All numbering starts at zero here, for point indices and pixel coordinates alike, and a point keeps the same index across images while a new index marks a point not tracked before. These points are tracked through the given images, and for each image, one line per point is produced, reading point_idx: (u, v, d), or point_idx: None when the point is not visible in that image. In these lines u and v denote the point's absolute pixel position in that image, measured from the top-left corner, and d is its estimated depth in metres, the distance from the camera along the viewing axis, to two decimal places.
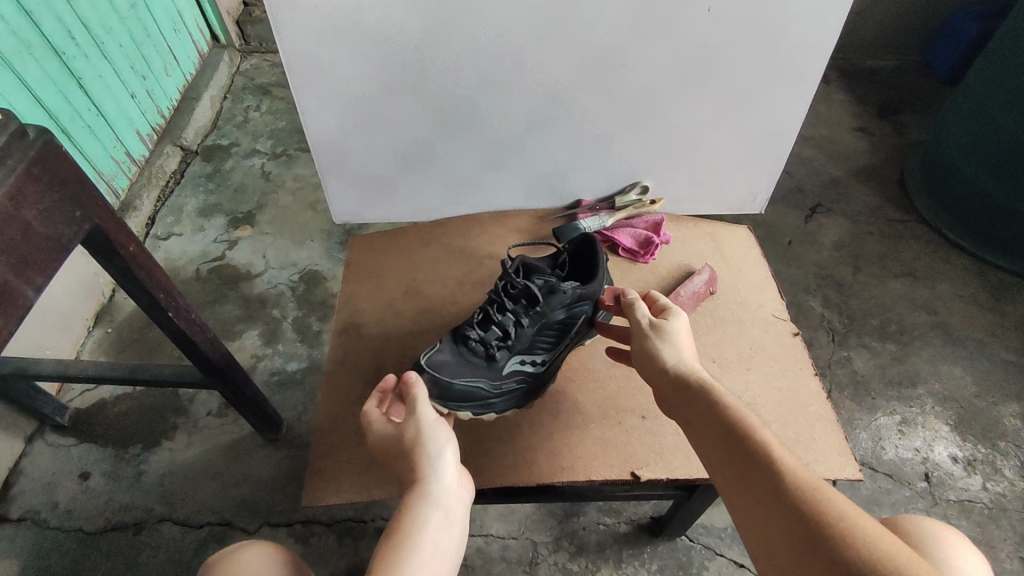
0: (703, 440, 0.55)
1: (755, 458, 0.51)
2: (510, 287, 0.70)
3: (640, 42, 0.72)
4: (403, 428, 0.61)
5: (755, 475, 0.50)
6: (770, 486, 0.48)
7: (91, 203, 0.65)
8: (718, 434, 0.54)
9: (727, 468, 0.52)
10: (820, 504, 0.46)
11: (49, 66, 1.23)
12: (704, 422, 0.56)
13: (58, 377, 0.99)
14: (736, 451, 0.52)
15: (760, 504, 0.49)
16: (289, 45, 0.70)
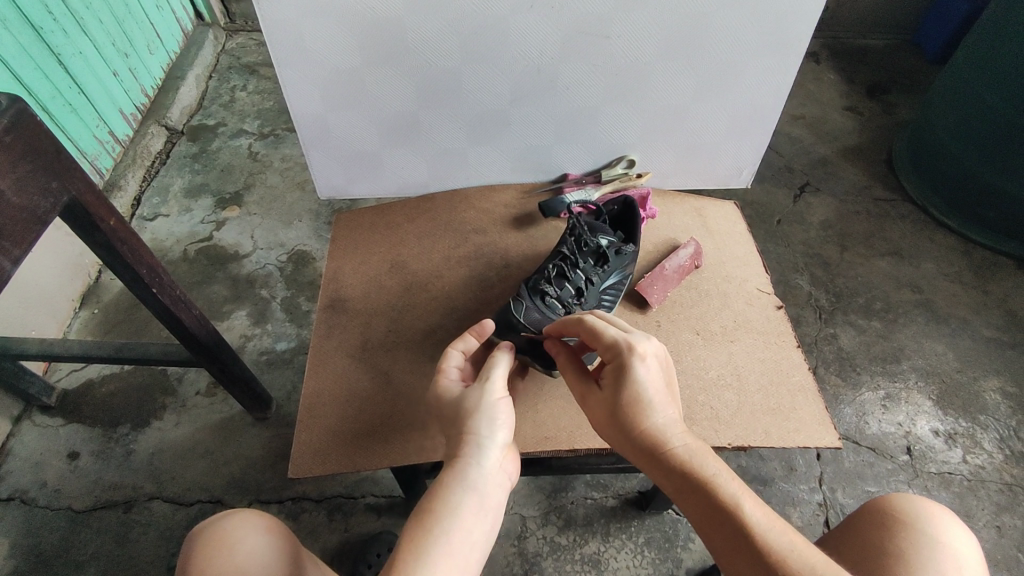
0: (698, 524, 0.53)
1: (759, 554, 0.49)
2: (580, 245, 0.79)
3: (624, 11, 0.71)
4: (469, 393, 0.59)
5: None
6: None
7: (68, 175, 0.65)
8: (714, 525, 0.51)
9: (730, 560, 0.50)
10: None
11: (27, 41, 1.21)
12: (697, 507, 0.53)
13: (44, 355, 0.99)
14: (737, 546, 0.50)
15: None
16: (269, 14, 0.69)
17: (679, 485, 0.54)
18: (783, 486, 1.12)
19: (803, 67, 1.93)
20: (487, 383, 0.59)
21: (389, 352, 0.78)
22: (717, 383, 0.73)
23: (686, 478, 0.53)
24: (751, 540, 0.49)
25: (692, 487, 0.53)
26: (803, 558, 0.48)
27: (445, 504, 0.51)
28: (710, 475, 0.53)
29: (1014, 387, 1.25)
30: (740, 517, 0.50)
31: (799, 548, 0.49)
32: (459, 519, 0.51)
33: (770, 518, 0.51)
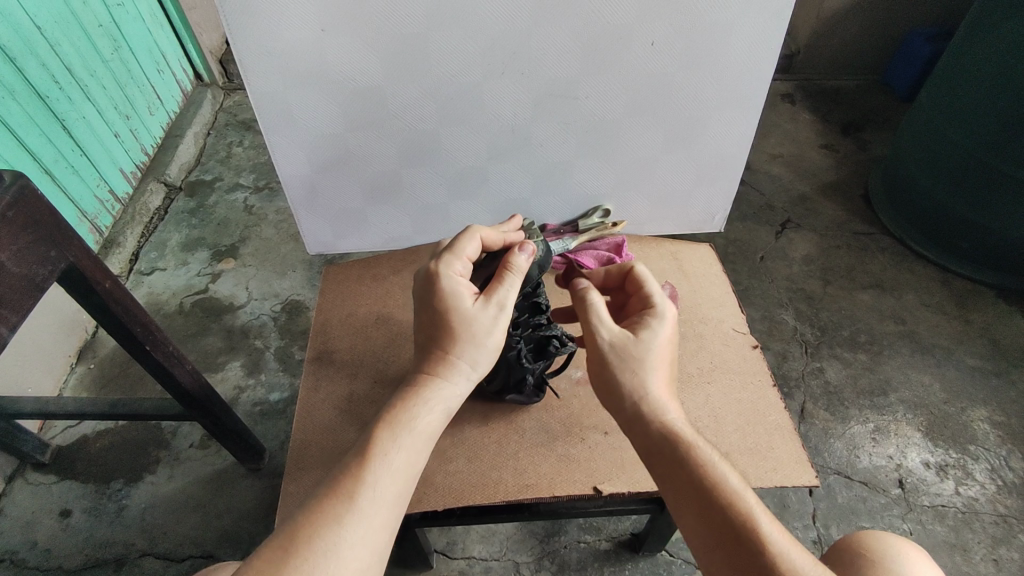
0: (682, 505, 0.53)
1: (748, 544, 0.49)
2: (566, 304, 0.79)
3: (589, 76, 0.76)
4: (479, 312, 0.58)
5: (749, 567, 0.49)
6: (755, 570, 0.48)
7: (66, 243, 0.68)
8: (703, 510, 0.52)
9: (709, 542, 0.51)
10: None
11: (33, 110, 1.27)
12: (685, 489, 0.53)
13: (39, 414, 1.00)
14: (724, 533, 0.51)
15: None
16: (259, 91, 0.74)
17: (672, 461, 0.54)
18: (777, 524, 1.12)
19: (779, 109, 2.01)
20: (500, 311, 0.59)
21: (374, 402, 0.80)
22: (694, 425, 0.75)
23: (678, 454, 0.54)
24: (740, 528, 0.50)
25: (685, 465, 0.53)
26: (792, 551, 0.49)
27: (414, 425, 0.53)
28: (705, 456, 0.54)
29: (1002, 416, 1.26)
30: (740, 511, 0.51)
31: (787, 541, 0.50)
32: (423, 442, 0.53)
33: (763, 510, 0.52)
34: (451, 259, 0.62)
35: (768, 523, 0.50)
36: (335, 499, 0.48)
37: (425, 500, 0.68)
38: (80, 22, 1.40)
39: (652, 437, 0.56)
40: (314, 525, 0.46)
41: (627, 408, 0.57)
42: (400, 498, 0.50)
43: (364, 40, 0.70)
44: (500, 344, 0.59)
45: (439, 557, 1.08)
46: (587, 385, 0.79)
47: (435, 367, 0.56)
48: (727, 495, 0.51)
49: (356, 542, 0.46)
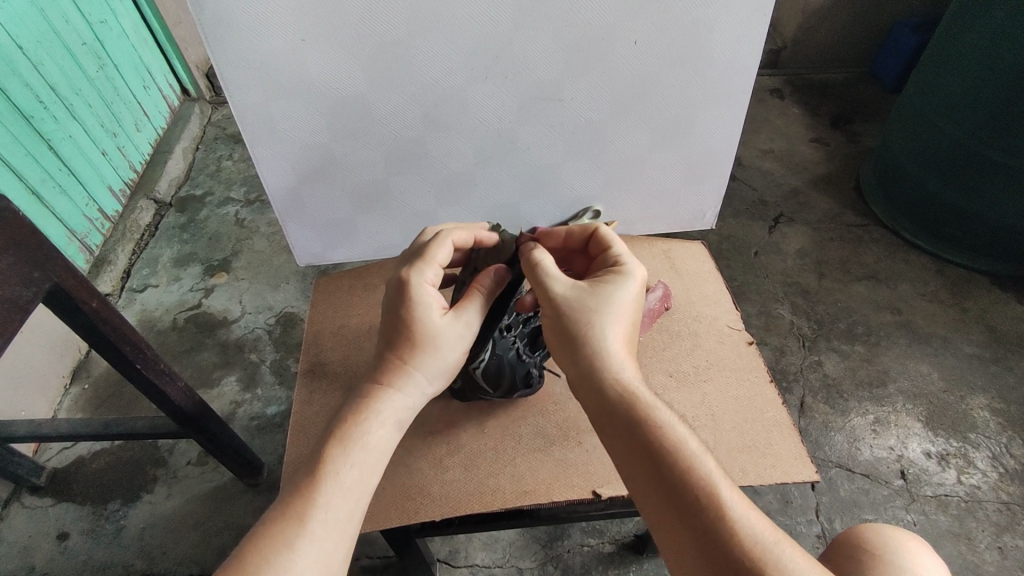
0: (637, 472, 0.52)
1: (699, 510, 0.48)
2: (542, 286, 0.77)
3: (574, 77, 0.76)
4: (445, 328, 0.60)
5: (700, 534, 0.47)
6: (706, 530, 0.47)
7: (51, 264, 0.67)
8: (656, 478, 0.51)
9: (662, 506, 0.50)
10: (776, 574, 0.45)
11: (17, 130, 1.26)
12: (639, 457, 0.52)
13: (32, 437, 0.99)
14: (676, 500, 0.49)
15: (701, 566, 0.47)
16: (240, 103, 0.73)
17: (628, 426, 0.53)
18: (780, 521, 1.11)
19: (768, 104, 2.01)
20: (464, 329, 0.61)
21: None
22: (692, 424, 0.74)
23: (636, 419, 0.53)
24: (694, 498, 0.49)
25: (641, 431, 0.53)
26: (749, 518, 0.47)
27: (368, 441, 0.54)
28: (663, 422, 0.53)
29: (1002, 402, 1.26)
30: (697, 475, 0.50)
31: (744, 509, 0.48)
32: (377, 456, 0.54)
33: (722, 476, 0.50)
34: (424, 267, 0.62)
35: (727, 491, 0.49)
36: (286, 525, 0.48)
37: (423, 511, 0.67)
38: (62, 40, 1.39)
39: (609, 405, 0.55)
40: (267, 555, 0.46)
41: (584, 373, 0.57)
42: (353, 514, 0.51)
43: (345, 47, 0.69)
44: (457, 360, 0.61)
45: (441, 566, 1.07)
46: None
47: (391, 377, 0.57)
48: (682, 463, 0.50)
49: (306, 565, 0.46)
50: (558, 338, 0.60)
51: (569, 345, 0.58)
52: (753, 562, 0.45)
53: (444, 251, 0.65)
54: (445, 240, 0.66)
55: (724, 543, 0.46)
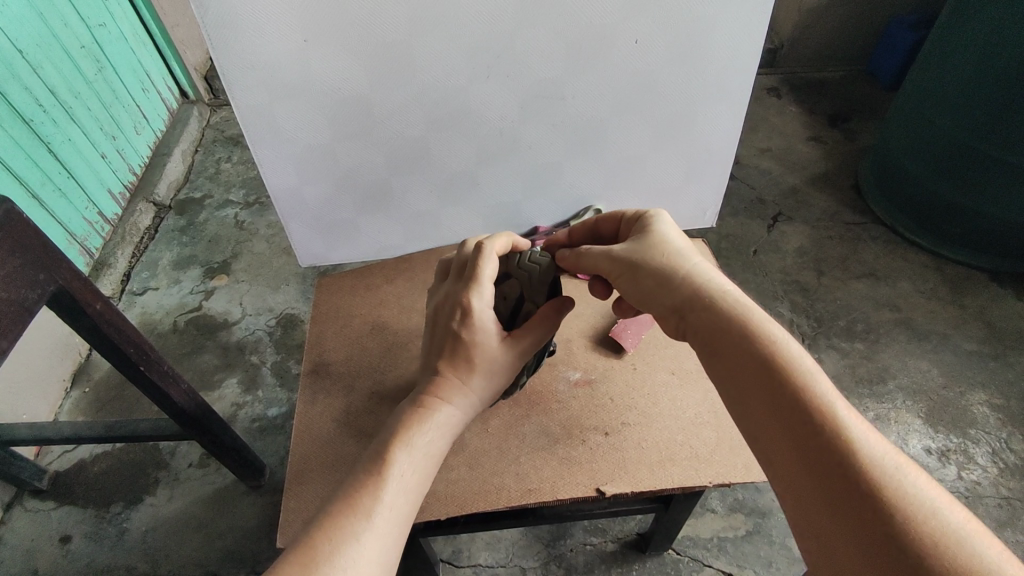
0: (742, 387, 0.48)
1: (814, 423, 0.43)
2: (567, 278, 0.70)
3: (575, 76, 0.77)
4: (501, 353, 0.61)
5: (814, 448, 0.42)
6: (819, 447, 0.42)
7: (55, 266, 0.67)
8: (764, 389, 0.46)
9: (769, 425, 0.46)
10: (903, 496, 0.39)
11: (17, 133, 1.26)
12: (744, 374, 0.48)
13: (34, 440, 0.99)
14: (785, 411, 0.45)
15: (811, 489, 0.42)
16: (244, 104, 0.73)
17: (730, 338, 0.50)
18: (781, 518, 1.11)
19: (766, 103, 2.02)
20: (520, 356, 0.62)
21: (373, 412, 0.79)
22: (696, 421, 0.74)
23: (741, 332, 0.49)
24: (808, 412, 0.44)
25: (748, 342, 0.49)
26: (870, 438, 0.42)
27: (426, 448, 0.55)
28: (772, 335, 0.48)
29: (1001, 398, 1.26)
30: (808, 390, 0.45)
31: (865, 430, 0.43)
32: (431, 464, 0.55)
33: (839, 398, 0.45)
34: (480, 289, 0.62)
35: (845, 411, 0.44)
36: (352, 515, 0.48)
37: (428, 509, 0.68)
38: (62, 44, 1.39)
39: (708, 320, 0.52)
40: (333, 543, 0.45)
41: (677, 297, 0.55)
42: (409, 517, 0.51)
43: (348, 48, 0.69)
44: (506, 383, 0.62)
45: (445, 566, 1.08)
46: (586, 387, 0.79)
47: (449, 395, 0.58)
48: (793, 373, 0.46)
49: (372, 557, 0.46)
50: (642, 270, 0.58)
51: (657, 271, 0.57)
52: (873, 481, 0.40)
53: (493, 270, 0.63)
54: (491, 255, 0.63)
55: (840, 460, 0.41)
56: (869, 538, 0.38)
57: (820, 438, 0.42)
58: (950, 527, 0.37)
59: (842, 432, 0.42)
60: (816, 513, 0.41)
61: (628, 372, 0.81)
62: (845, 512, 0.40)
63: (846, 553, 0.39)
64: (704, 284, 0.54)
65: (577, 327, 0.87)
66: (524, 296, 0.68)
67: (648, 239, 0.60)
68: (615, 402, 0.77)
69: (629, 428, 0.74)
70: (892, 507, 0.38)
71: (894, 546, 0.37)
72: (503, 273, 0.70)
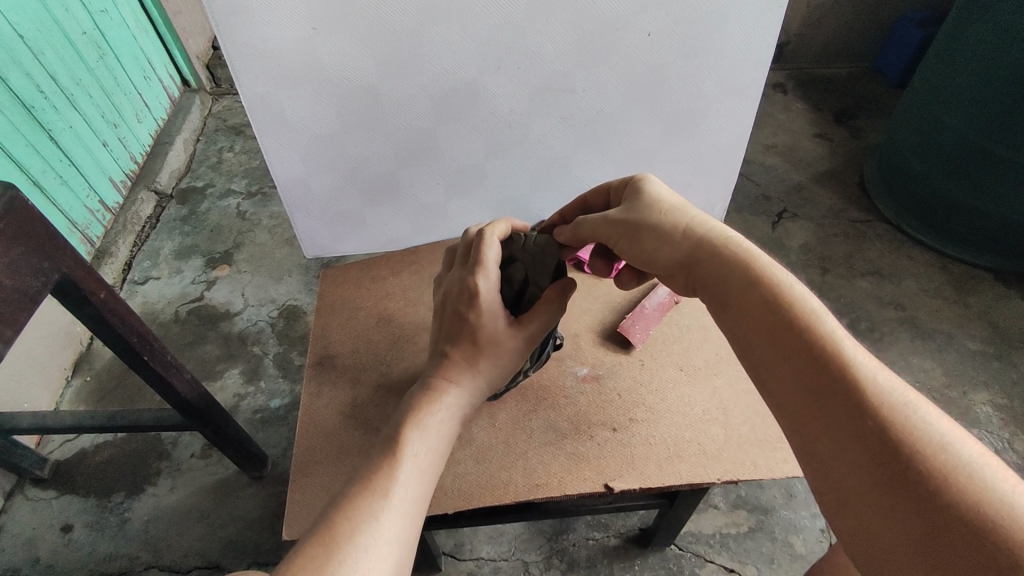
0: (750, 331, 0.48)
1: (818, 359, 0.42)
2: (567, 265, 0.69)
3: (586, 68, 0.76)
4: (509, 338, 0.60)
5: (821, 385, 0.42)
6: (827, 382, 0.41)
7: (59, 254, 0.67)
8: (769, 333, 0.46)
9: (775, 366, 0.45)
10: (913, 430, 0.38)
11: (18, 120, 1.24)
12: (750, 322, 0.48)
13: (36, 429, 0.98)
14: (793, 351, 0.44)
15: (823, 426, 0.41)
16: (251, 93, 0.73)
17: (738, 284, 0.50)
18: (784, 514, 1.11)
19: (772, 98, 2.01)
20: (526, 341, 0.61)
21: (379, 405, 0.79)
22: (704, 418, 0.74)
23: (748, 277, 0.49)
24: (813, 348, 0.43)
25: (755, 288, 0.48)
26: (881, 374, 0.41)
27: (438, 428, 0.55)
28: (778, 278, 0.48)
29: (1004, 398, 1.26)
30: (812, 328, 0.44)
31: (875, 366, 0.42)
32: (444, 444, 0.55)
33: (846, 334, 0.44)
34: (486, 272, 0.60)
35: (851, 346, 0.43)
36: (369, 496, 0.47)
37: (434, 503, 0.67)
38: (63, 30, 1.38)
39: (716, 270, 0.52)
40: (353, 522, 0.45)
41: (684, 249, 0.55)
42: (425, 496, 0.51)
43: (357, 38, 0.69)
44: (513, 368, 0.62)
45: (447, 559, 1.08)
46: (594, 382, 0.79)
47: (457, 377, 0.58)
48: (801, 314, 0.45)
49: (392, 537, 0.46)
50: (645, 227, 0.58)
51: (661, 227, 0.57)
52: (884, 414, 0.39)
53: (495, 254, 0.62)
54: (494, 240, 0.63)
55: (848, 395, 0.40)
56: (880, 473, 0.38)
57: (828, 373, 0.42)
58: (962, 461, 0.36)
59: (850, 365, 0.41)
60: (826, 450, 0.41)
61: (636, 368, 0.80)
62: (855, 447, 0.39)
63: (860, 490, 0.38)
64: (710, 236, 0.54)
65: (584, 322, 0.86)
66: (528, 280, 0.66)
67: (651, 197, 0.60)
68: (623, 398, 0.77)
69: (637, 424, 0.74)
70: (902, 440, 0.38)
71: (904, 479, 0.37)
72: (507, 256, 0.68)
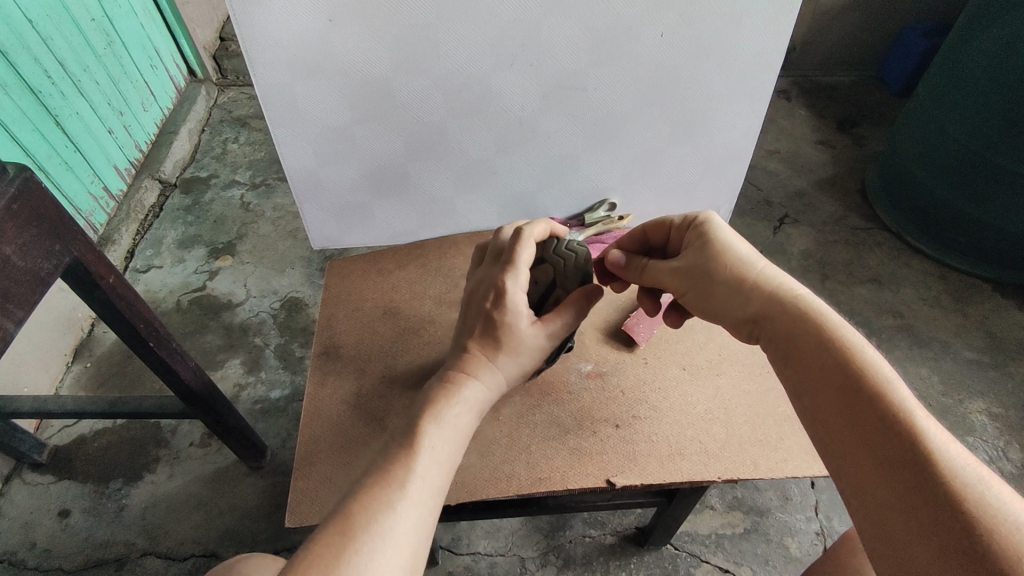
0: (815, 390, 0.50)
1: (888, 425, 0.44)
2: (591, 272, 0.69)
3: (598, 67, 0.76)
4: (531, 336, 0.59)
5: (890, 452, 0.43)
6: (895, 448, 0.43)
7: (70, 237, 0.67)
8: (837, 394, 0.48)
9: (841, 426, 0.47)
10: (978, 501, 0.39)
11: (25, 105, 1.24)
12: (819, 381, 0.49)
13: (37, 413, 0.98)
14: (860, 415, 0.46)
15: (884, 487, 0.42)
16: (265, 82, 0.73)
17: (808, 347, 0.51)
18: (779, 516, 1.12)
19: (775, 105, 2.02)
20: (548, 341, 0.61)
21: (383, 396, 0.79)
22: (705, 416, 0.75)
23: (816, 337, 0.51)
24: (884, 413, 0.44)
25: (824, 349, 0.50)
26: (951, 447, 0.42)
27: (456, 421, 0.54)
28: (850, 341, 0.49)
29: (999, 407, 1.27)
30: (883, 394, 0.45)
31: (945, 437, 0.43)
32: (462, 438, 0.54)
33: (916, 404, 0.45)
34: (515, 272, 0.61)
35: (921, 416, 0.44)
36: (385, 487, 0.48)
37: None
38: (72, 16, 1.38)
39: (784, 326, 0.54)
40: (367, 513, 0.46)
41: (753, 307, 0.56)
42: (442, 488, 0.51)
43: (375, 31, 0.69)
44: (532, 368, 0.61)
45: (444, 553, 1.08)
46: (598, 379, 0.80)
47: (476, 370, 0.57)
48: (871, 378, 0.46)
49: (405, 530, 0.46)
50: (711, 280, 0.60)
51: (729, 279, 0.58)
52: (950, 485, 0.40)
53: (527, 253, 0.62)
54: (529, 241, 0.64)
55: (916, 462, 0.42)
56: (937, 538, 0.39)
57: (896, 440, 0.43)
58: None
59: (919, 435, 0.43)
60: (885, 512, 0.42)
61: (639, 366, 0.81)
62: (918, 512, 0.40)
63: (914, 551, 0.39)
64: (779, 292, 0.55)
65: (589, 320, 0.87)
66: (555, 282, 0.68)
67: (720, 244, 0.60)
68: (626, 395, 0.78)
69: (640, 421, 0.75)
70: (966, 509, 0.39)
71: (961, 545, 0.38)
72: (538, 258, 0.70)
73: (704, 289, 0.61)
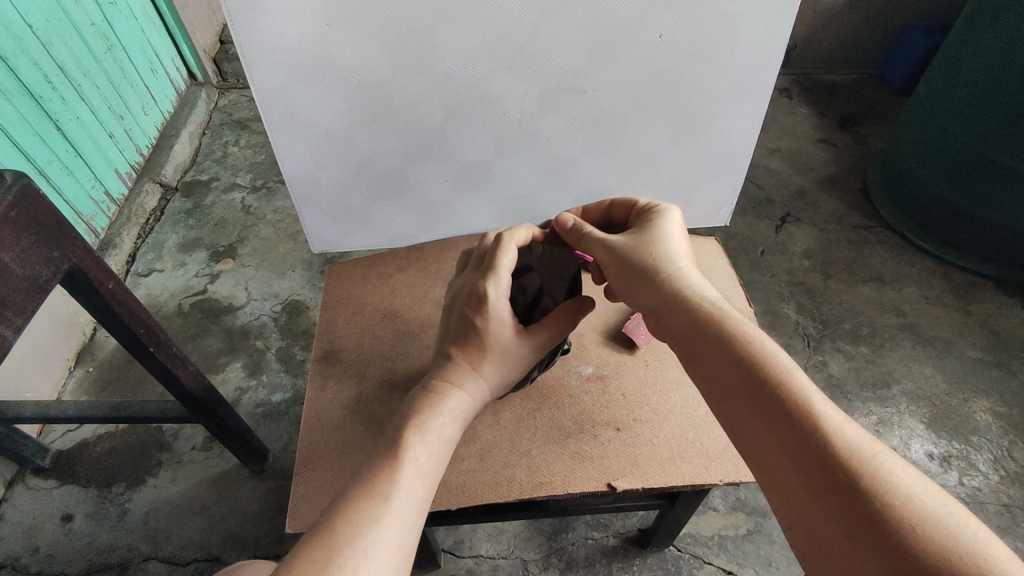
0: (722, 388, 0.49)
1: (791, 413, 0.44)
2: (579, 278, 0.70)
3: (597, 69, 0.76)
4: (515, 343, 0.61)
5: (795, 441, 0.43)
6: (798, 435, 0.43)
7: (69, 243, 0.67)
8: (741, 385, 0.47)
9: (748, 418, 0.46)
10: (880, 483, 0.40)
11: (25, 109, 1.24)
12: (723, 374, 0.49)
13: (38, 418, 0.98)
14: (769, 410, 0.45)
15: (791, 476, 0.42)
16: (263, 86, 0.73)
17: (713, 338, 0.51)
18: None
19: (777, 103, 2.01)
20: (532, 348, 0.62)
21: (384, 402, 0.79)
22: (707, 419, 0.74)
23: (723, 332, 0.51)
24: (786, 400, 0.45)
25: (728, 346, 0.49)
26: (849, 430, 0.43)
27: (440, 432, 0.55)
28: (751, 333, 0.50)
29: (1003, 406, 1.26)
30: (784, 380, 0.46)
31: (844, 422, 0.43)
32: (446, 448, 0.55)
33: (814, 389, 0.46)
34: (498, 279, 0.61)
35: (819, 400, 0.45)
36: (370, 499, 0.47)
37: (437, 499, 0.68)
38: (72, 21, 1.38)
39: (690, 318, 0.53)
40: (353, 526, 0.45)
41: (661, 296, 0.56)
42: (426, 500, 0.51)
43: (370, 35, 0.69)
44: (517, 375, 0.62)
45: (447, 556, 1.08)
46: (598, 382, 0.79)
47: (460, 380, 0.58)
48: (775, 372, 0.46)
49: (392, 542, 0.46)
50: (629, 271, 0.59)
51: (644, 270, 0.58)
52: (852, 469, 0.40)
53: (509, 259, 0.63)
54: (511, 247, 0.64)
55: (819, 448, 0.42)
56: (856, 529, 0.39)
57: (798, 425, 0.43)
58: (929, 512, 0.38)
59: (821, 420, 0.43)
60: (806, 512, 0.41)
61: (640, 369, 0.81)
62: (828, 504, 0.40)
63: (837, 552, 0.39)
64: (686, 287, 0.55)
65: (589, 323, 0.87)
66: (543, 289, 0.68)
67: (638, 237, 0.61)
68: (627, 398, 0.77)
69: (641, 424, 0.74)
70: (871, 496, 0.39)
71: (873, 530, 0.38)
72: (523, 263, 0.69)
73: (623, 279, 0.60)
